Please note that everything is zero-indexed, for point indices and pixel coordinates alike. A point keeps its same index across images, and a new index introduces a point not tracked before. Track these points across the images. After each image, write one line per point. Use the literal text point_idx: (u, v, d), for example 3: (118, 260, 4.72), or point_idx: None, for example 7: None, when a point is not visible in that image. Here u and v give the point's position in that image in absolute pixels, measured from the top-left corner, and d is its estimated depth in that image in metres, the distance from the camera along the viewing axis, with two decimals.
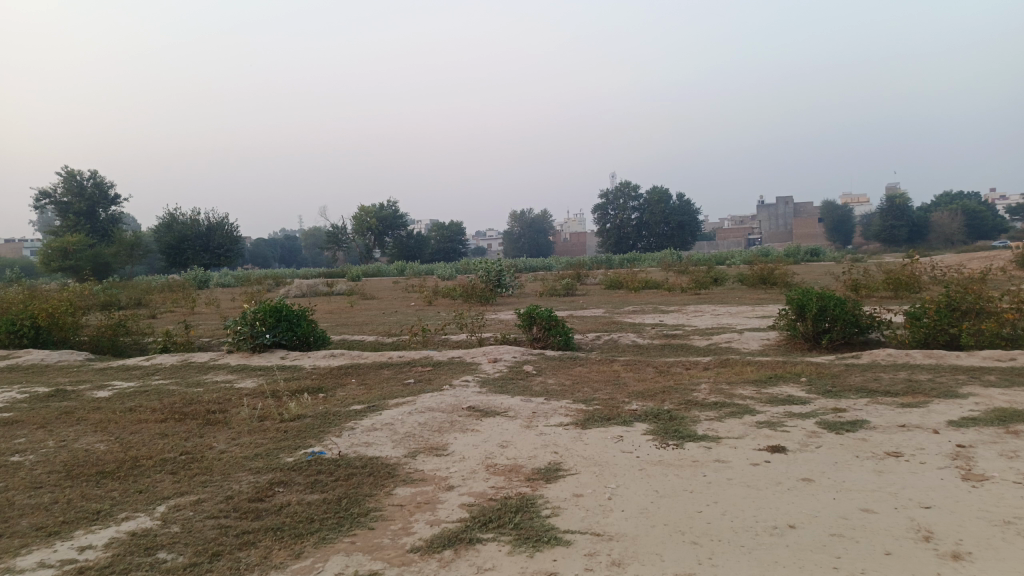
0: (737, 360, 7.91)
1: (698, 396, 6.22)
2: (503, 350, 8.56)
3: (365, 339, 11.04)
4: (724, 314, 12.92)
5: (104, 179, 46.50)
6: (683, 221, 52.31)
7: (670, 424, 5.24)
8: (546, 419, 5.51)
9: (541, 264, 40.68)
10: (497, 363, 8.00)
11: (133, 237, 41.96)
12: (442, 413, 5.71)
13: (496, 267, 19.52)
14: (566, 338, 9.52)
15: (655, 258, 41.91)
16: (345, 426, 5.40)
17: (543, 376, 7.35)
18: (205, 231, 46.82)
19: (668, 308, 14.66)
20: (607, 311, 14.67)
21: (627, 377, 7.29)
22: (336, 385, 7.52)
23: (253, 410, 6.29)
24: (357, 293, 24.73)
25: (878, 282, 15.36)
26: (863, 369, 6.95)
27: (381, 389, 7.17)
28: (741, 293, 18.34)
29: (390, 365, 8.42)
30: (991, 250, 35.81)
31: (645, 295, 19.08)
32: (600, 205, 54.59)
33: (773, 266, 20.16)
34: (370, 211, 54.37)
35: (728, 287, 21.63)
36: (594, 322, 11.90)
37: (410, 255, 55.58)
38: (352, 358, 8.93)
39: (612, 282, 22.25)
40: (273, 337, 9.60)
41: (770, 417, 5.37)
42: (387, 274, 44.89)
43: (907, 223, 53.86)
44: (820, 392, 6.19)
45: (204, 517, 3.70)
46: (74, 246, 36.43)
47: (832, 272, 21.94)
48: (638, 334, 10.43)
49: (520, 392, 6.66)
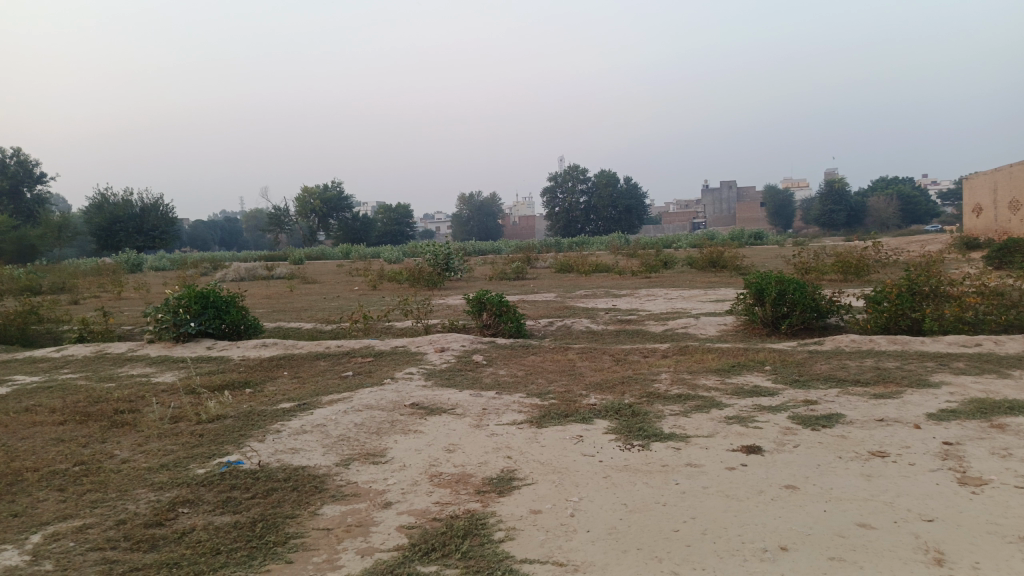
0: (697, 348, 7.52)
1: (659, 387, 5.78)
2: (451, 339, 8.00)
3: (302, 327, 10.31)
4: (677, 298, 12.61)
5: (28, 156, 43.84)
6: (630, 205, 52.40)
7: (633, 421, 4.77)
8: (497, 417, 4.98)
9: (490, 248, 40.11)
10: (443, 353, 7.44)
11: (61, 218, 39.78)
12: (382, 412, 5.14)
13: (443, 250, 18.89)
14: (518, 325, 9.01)
15: (603, 242, 41.79)
16: (270, 429, 4.77)
17: (493, 367, 6.83)
18: (139, 212, 44.70)
19: (620, 292, 14.30)
20: (558, 295, 14.23)
21: (583, 366, 6.82)
22: (266, 379, 6.84)
23: (168, 410, 5.59)
24: (299, 277, 23.75)
25: (827, 266, 15.32)
26: (828, 356, 6.64)
27: (315, 383, 6.53)
28: (692, 276, 18.17)
29: (328, 355, 7.77)
30: (925, 234, 36.72)
31: (596, 279, 18.72)
32: (548, 188, 54.23)
33: (722, 249, 20.05)
34: (315, 193, 52.90)
35: (678, 270, 21.48)
36: (546, 306, 11.43)
37: (355, 237, 54.32)
38: (286, 348, 8.24)
39: (562, 265, 21.84)
40: (199, 326, 8.82)
41: (740, 412, 4.96)
42: (331, 256, 43.70)
43: (847, 208, 55.10)
44: (789, 382, 5.82)
45: (86, 550, 3.05)
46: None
47: (779, 255, 22.01)
48: (592, 319, 10.00)
49: (469, 385, 6.12)
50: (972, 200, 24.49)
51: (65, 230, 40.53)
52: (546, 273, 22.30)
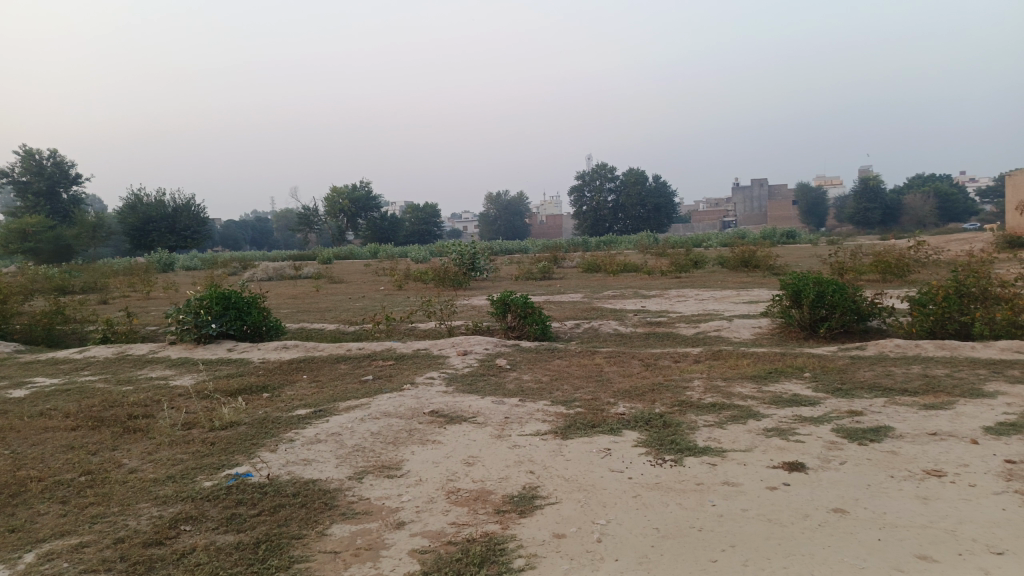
0: (731, 352, 7.20)
1: (692, 395, 5.48)
2: (474, 341, 7.77)
3: (325, 328, 10.16)
4: (708, 299, 12.24)
5: (65, 157, 44.63)
6: (659, 203, 51.78)
7: (664, 433, 4.48)
8: (520, 426, 4.73)
9: (517, 247, 39.84)
10: (466, 357, 7.21)
11: (96, 219, 40.40)
12: (400, 420, 4.92)
13: (469, 250, 18.69)
14: (544, 327, 8.76)
15: (632, 241, 41.27)
16: (283, 438, 4.58)
17: (517, 372, 6.57)
18: (171, 213, 45.28)
19: (650, 292, 13.95)
20: (585, 296, 13.94)
21: (611, 372, 6.54)
22: (285, 384, 6.67)
23: (182, 416, 5.43)
24: (326, 277, 23.72)
25: (865, 265, 14.80)
26: (872, 362, 6.28)
27: (334, 388, 6.34)
28: (723, 276, 17.74)
29: (348, 358, 7.59)
30: (964, 232, 35.68)
31: (625, 279, 18.36)
32: (576, 187, 53.82)
33: (754, 248, 19.57)
34: (344, 192, 53.13)
35: (708, 269, 21.03)
36: (573, 307, 11.15)
37: (384, 237, 54.44)
38: (307, 351, 8.08)
39: (589, 265, 21.52)
40: (220, 327, 8.70)
41: (779, 423, 4.64)
42: (360, 256, 43.81)
43: (881, 206, 53.86)
44: (830, 391, 5.48)
45: (80, 571, 2.87)
46: (34, 227, 34.90)
47: (814, 254, 21.44)
48: (620, 321, 9.70)
49: (492, 391, 5.88)
50: (1016, 198, 23.62)
51: (100, 230, 41.19)
52: (573, 273, 22.00)
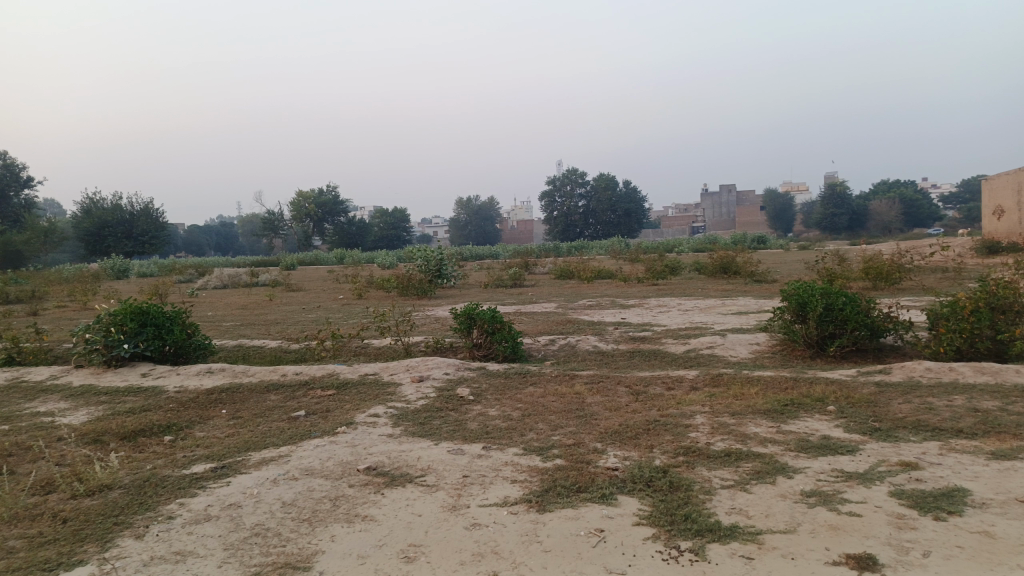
0: (732, 377, 6.13)
1: (698, 439, 4.40)
2: (432, 364, 6.61)
3: (265, 346, 8.91)
4: (693, 309, 11.21)
5: (16, 158, 42.36)
6: (630, 208, 51.11)
7: (672, 502, 3.37)
8: (482, 492, 3.58)
9: (487, 252, 38.72)
10: (422, 385, 6.04)
11: (47, 225, 38.25)
12: (325, 482, 3.75)
13: (435, 256, 17.54)
14: (514, 345, 7.63)
15: (604, 246, 40.46)
16: (162, 515, 3.38)
17: (482, 406, 5.42)
18: (128, 217, 43.25)
19: (628, 301, 12.91)
20: (559, 306, 12.85)
21: (596, 404, 5.43)
22: (198, 422, 5.44)
23: (45, 473, 4.18)
24: (284, 285, 22.34)
25: (854, 272, 13.94)
26: (904, 392, 5.27)
27: (255, 429, 5.13)
28: (702, 283, 16.79)
29: (281, 386, 6.37)
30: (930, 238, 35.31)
31: (600, 286, 17.36)
32: (547, 192, 52.82)
33: (734, 254, 18.68)
34: (310, 197, 51.49)
35: (685, 275, 20.10)
36: (546, 320, 10.04)
37: (351, 242, 52.89)
38: (234, 377, 6.83)
39: (562, 272, 20.45)
40: (134, 348, 7.43)
41: (819, 484, 3.56)
42: (325, 262, 42.24)
43: (848, 212, 53.74)
44: (868, 433, 4.42)
45: None
46: None
47: (795, 260, 20.61)
48: (600, 337, 8.62)
49: (449, 433, 4.73)
50: (993, 202, 23.07)
51: (52, 236, 39.12)
52: (545, 280, 20.95)
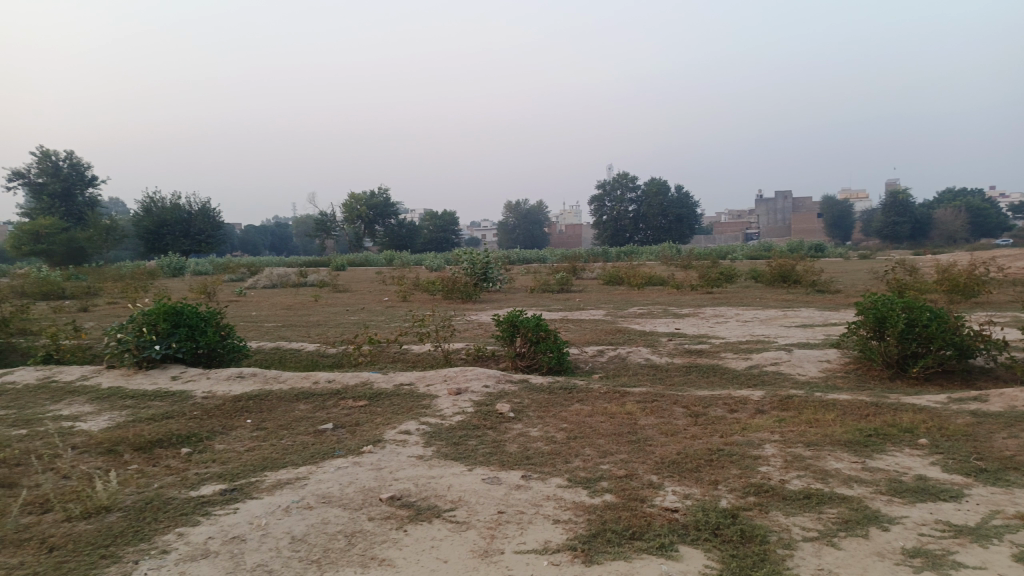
0: (803, 399, 5.49)
1: (770, 475, 3.82)
2: (471, 375, 6.15)
3: (301, 350, 8.61)
4: (752, 321, 10.51)
5: (82, 158, 43.61)
6: (682, 214, 50.00)
7: (745, 558, 2.82)
8: (518, 533, 3.09)
9: (535, 256, 38.28)
10: (459, 399, 5.58)
11: (109, 222, 39.18)
12: (342, 513, 3.31)
13: (481, 259, 17.12)
14: (560, 356, 7.13)
15: (654, 251, 39.55)
16: (157, 548, 2.98)
17: (523, 424, 4.92)
18: (186, 216, 44.06)
19: (682, 311, 12.27)
20: (608, 313, 12.28)
21: (650, 428, 4.88)
22: (220, 432, 5.09)
23: (47, 488, 3.85)
24: (331, 286, 22.26)
25: (927, 283, 13.01)
26: (1009, 424, 4.58)
27: (277, 443, 4.74)
28: (759, 292, 16.00)
29: (311, 395, 5.99)
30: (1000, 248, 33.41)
31: (651, 293, 16.71)
32: (596, 196, 52.04)
33: (793, 261, 17.79)
34: (361, 199, 52.19)
35: (741, 283, 19.26)
36: (594, 328, 9.50)
37: (401, 244, 53.06)
38: (264, 383, 6.50)
39: (611, 278, 19.83)
40: (165, 350, 7.18)
41: (924, 541, 2.96)
42: (375, 263, 42.37)
43: (911, 220, 51.45)
44: (973, 475, 3.77)
45: None
46: (47, 229, 33.82)
47: (860, 270, 19.54)
48: (652, 348, 8.05)
49: (485, 456, 4.25)
50: None
51: (114, 233, 40.06)
52: (594, 285, 20.37)
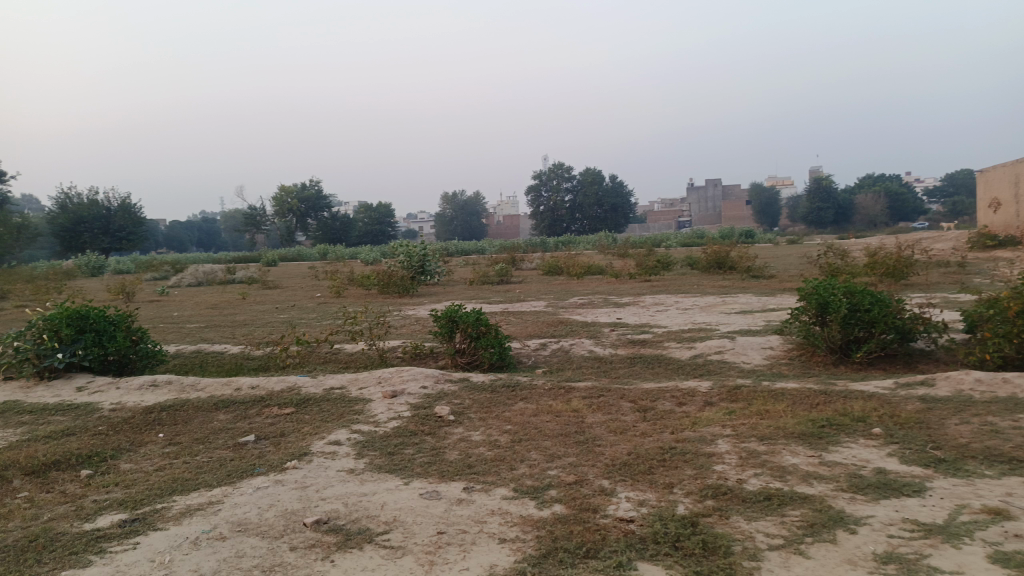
0: (753, 389, 5.33)
1: (727, 475, 3.59)
2: (407, 376, 5.77)
3: (225, 352, 8.07)
4: (693, 308, 10.43)
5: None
6: (617, 203, 50.43)
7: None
8: (460, 558, 2.76)
9: (473, 247, 37.92)
10: (394, 403, 5.20)
11: (20, 221, 36.83)
12: (259, 544, 2.91)
13: (418, 252, 16.67)
14: (501, 351, 6.82)
15: (591, 241, 39.70)
16: None
17: (463, 428, 4.59)
18: (105, 213, 41.88)
19: (622, 300, 12.14)
20: (548, 304, 12.04)
21: (598, 426, 4.61)
22: (127, 449, 4.57)
23: None
24: (262, 282, 21.40)
25: (858, 267, 13.26)
26: (959, 409, 4.49)
27: (192, 460, 4.27)
28: (697, 279, 16.07)
29: (232, 403, 5.51)
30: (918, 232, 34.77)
31: (591, 283, 16.59)
32: (532, 187, 51.91)
33: (728, 248, 17.95)
34: (292, 193, 50.56)
35: (678, 270, 19.36)
36: (535, 321, 9.23)
37: (335, 238, 51.85)
38: (181, 391, 5.97)
39: (550, 268, 19.65)
40: (70, 358, 6.54)
41: (894, 545, 2.77)
42: (308, 258, 41.19)
43: (835, 205, 53.21)
44: (932, 466, 3.64)
45: None
46: None
47: (791, 255, 19.90)
48: (595, 340, 7.82)
49: (423, 467, 3.90)
50: (987, 195, 22.43)
51: (26, 232, 37.73)
52: (532, 276, 20.17)
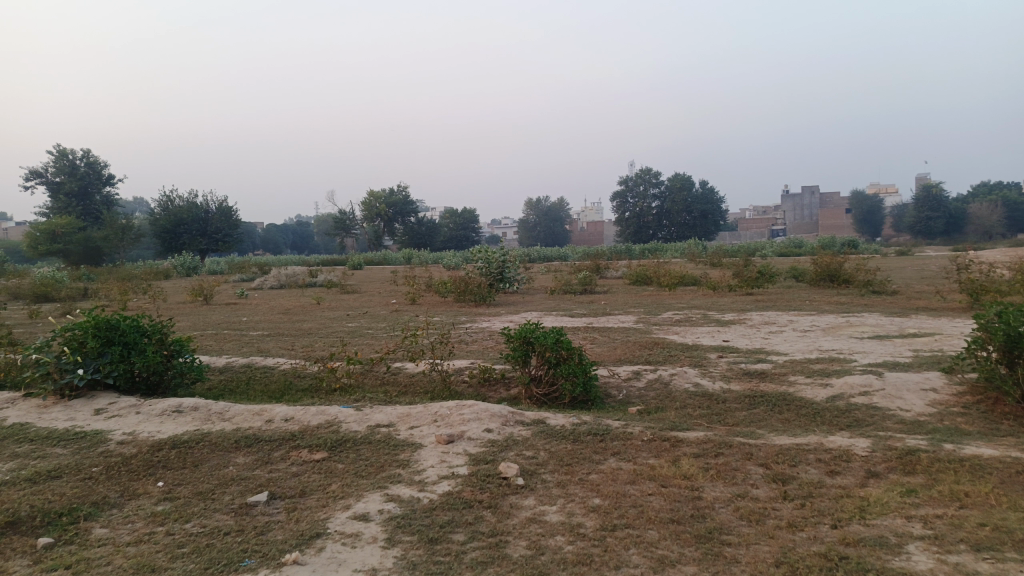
0: (933, 454, 3.90)
1: None
2: (468, 413, 4.63)
3: (275, 368, 7.17)
4: (813, 331, 8.88)
5: (100, 157, 42.69)
6: (707, 210, 48.08)
7: None
8: None
9: (557, 253, 36.63)
10: (450, 453, 4.06)
11: (124, 222, 38.09)
12: None
13: (498, 258, 15.59)
14: (587, 382, 5.58)
15: (679, 248, 37.72)
16: None
17: (536, 503, 3.39)
18: (203, 215, 42.92)
19: (725, 316, 10.66)
20: (639, 319, 10.69)
21: (723, 509, 3.32)
22: (111, 508, 3.60)
23: None
24: (340, 287, 20.86)
25: (1009, 283, 11.24)
26: None
27: (179, 532, 3.25)
28: (806, 293, 14.31)
29: (257, 441, 4.50)
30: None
31: (685, 295, 15.09)
32: (619, 192, 50.30)
33: (842, 258, 16.01)
34: (381, 196, 50.71)
35: (782, 283, 17.54)
36: (627, 341, 7.94)
37: (420, 242, 51.73)
38: (205, 420, 5.03)
39: (638, 277, 18.22)
40: (93, 374, 5.75)
41: None
42: (393, 262, 41.00)
43: (944, 214, 48.99)
44: None
45: None
46: (63, 228, 32.90)
47: (913, 271, 17.68)
48: (701, 369, 6.47)
49: (475, 569, 2.72)
50: None
51: (131, 232, 39.05)
52: (619, 285, 18.80)
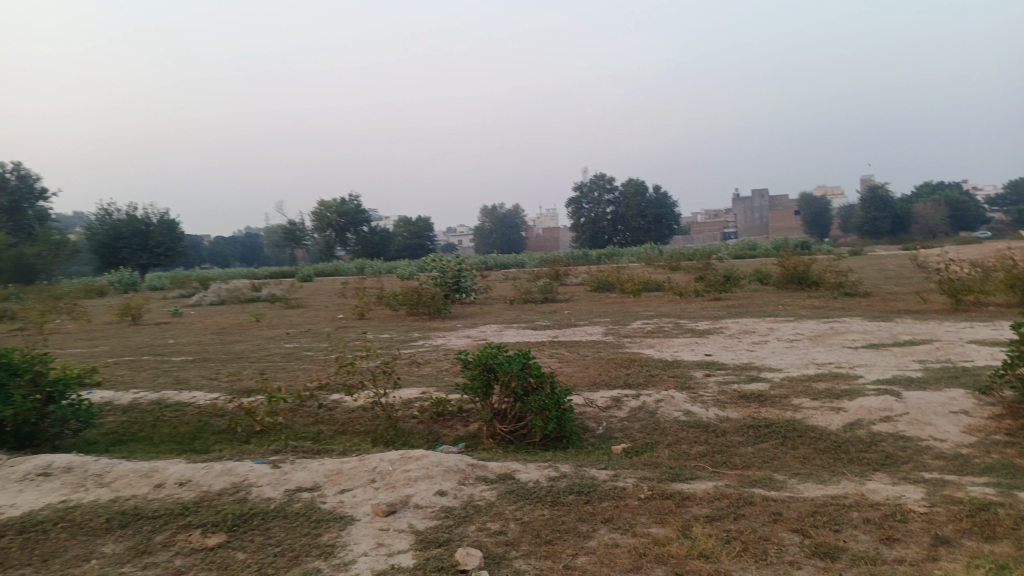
0: (1012, 511, 3.05)
1: None
2: (416, 468, 3.62)
3: (189, 405, 6.03)
4: (800, 340, 8.10)
5: (32, 170, 40.24)
6: (661, 214, 47.83)
7: None
8: None
9: (513, 261, 35.61)
10: (389, 533, 3.05)
11: (58, 238, 35.79)
12: None
13: (452, 267, 14.59)
14: (563, 418, 4.62)
15: (637, 252, 37.19)
16: None
17: None
18: (144, 228, 40.64)
19: (699, 325, 9.84)
20: (608, 331, 9.80)
21: None
22: None
23: None
24: (285, 300, 19.54)
25: (990, 283, 10.67)
26: None
27: None
28: (776, 297, 13.68)
29: (137, 518, 3.41)
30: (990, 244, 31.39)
31: (650, 301, 14.31)
32: (574, 198, 49.73)
33: (808, 259, 15.45)
34: (331, 207, 49.02)
35: (748, 286, 16.93)
36: (599, 359, 7.03)
37: (374, 252, 50.25)
38: (76, 488, 3.92)
39: (599, 284, 17.42)
40: None
41: None
42: (345, 273, 39.47)
43: (890, 215, 49.57)
44: None
45: None
46: None
47: (878, 271, 17.27)
48: (690, 393, 5.57)
49: None
50: None
51: (66, 248, 36.76)
52: (581, 292, 17.97)
